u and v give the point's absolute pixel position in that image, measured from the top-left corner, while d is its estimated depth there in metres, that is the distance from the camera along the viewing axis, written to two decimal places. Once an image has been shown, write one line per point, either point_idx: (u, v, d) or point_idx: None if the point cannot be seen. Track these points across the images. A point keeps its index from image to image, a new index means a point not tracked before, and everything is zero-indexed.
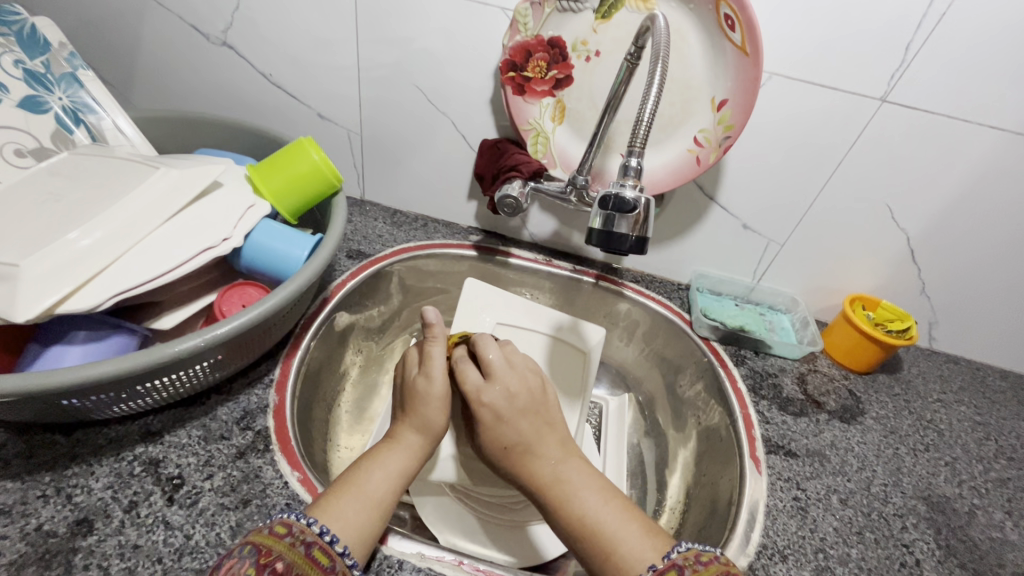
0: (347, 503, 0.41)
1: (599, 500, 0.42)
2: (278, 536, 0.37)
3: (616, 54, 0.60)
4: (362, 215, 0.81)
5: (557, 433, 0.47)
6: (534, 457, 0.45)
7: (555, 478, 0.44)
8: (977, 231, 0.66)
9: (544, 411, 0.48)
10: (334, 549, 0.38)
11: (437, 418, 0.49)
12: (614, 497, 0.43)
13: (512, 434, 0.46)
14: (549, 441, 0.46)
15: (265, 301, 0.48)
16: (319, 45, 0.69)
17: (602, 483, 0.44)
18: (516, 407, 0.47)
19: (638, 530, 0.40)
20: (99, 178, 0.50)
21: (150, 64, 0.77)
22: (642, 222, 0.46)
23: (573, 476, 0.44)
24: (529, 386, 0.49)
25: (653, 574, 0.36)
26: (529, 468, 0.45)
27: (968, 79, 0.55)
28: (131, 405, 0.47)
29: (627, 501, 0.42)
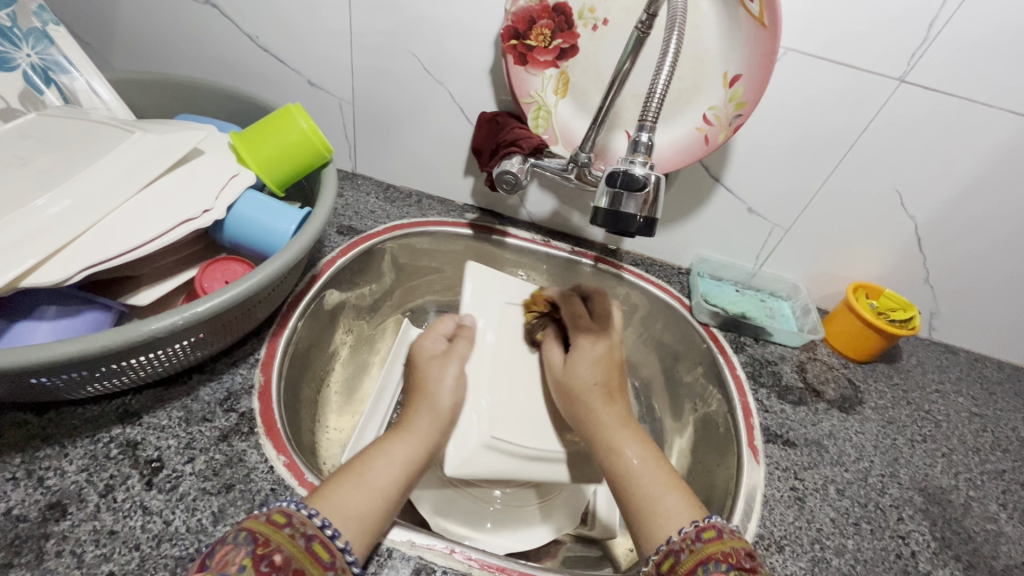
0: (357, 494, 0.40)
1: (649, 457, 0.47)
2: (277, 526, 0.35)
3: (625, 23, 0.57)
4: (354, 189, 0.78)
5: (623, 399, 0.54)
6: (607, 401, 0.52)
7: (619, 425, 0.50)
8: (987, 220, 0.64)
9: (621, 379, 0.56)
10: (334, 544, 0.36)
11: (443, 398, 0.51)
12: (659, 458, 0.47)
13: (587, 378, 0.54)
14: (619, 396, 0.54)
15: (249, 278, 0.45)
16: (309, 8, 0.65)
17: (652, 450, 0.48)
18: (600, 357, 0.56)
19: (679, 499, 0.43)
20: (70, 142, 0.47)
21: (128, 21, 0.72)
22: (650, 202, 0.44)
23: (630, 432, 0.50)
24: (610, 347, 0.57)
25: (689, 532, 0.39)
26: (597, 412, 0.52)
27: (991, 61, 0.53)
28: (106, 384, 0.45)
29: (667, 466, 0.47)
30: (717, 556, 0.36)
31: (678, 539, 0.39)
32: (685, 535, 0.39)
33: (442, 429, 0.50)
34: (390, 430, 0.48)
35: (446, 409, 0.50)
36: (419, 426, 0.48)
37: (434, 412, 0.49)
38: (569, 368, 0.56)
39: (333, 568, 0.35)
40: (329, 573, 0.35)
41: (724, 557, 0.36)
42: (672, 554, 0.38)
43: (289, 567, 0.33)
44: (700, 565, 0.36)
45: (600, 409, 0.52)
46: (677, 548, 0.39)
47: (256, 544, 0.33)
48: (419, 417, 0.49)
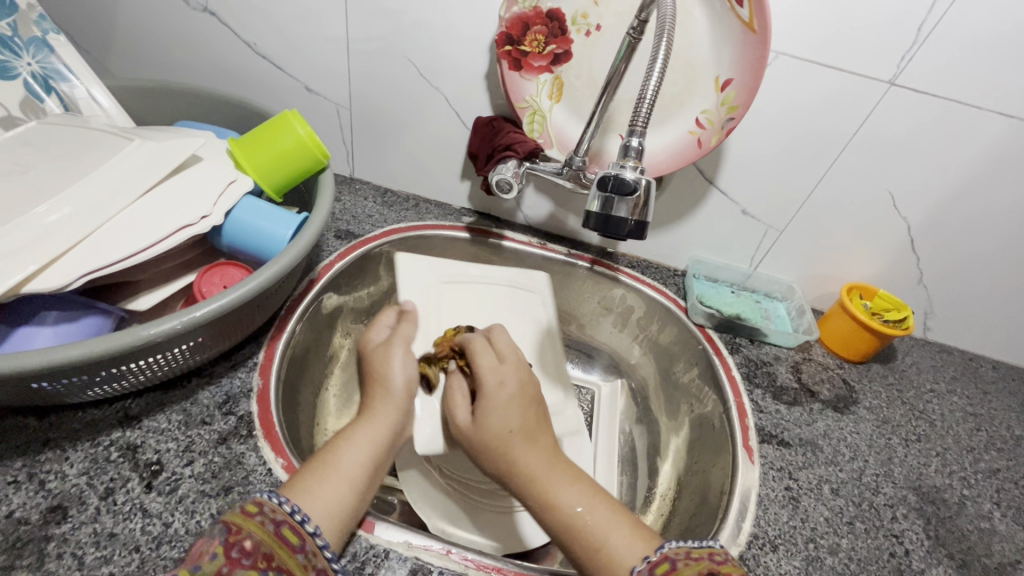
0: (326, 483, 0.40)
1: (589, 495, 0.41)
2: (248, 514, 0.35)
3: (618, 28, 0.58)
4: (352, 193, 0.78)
5: (548, 437, 0.46)
6: (529, 447, 0.44)
7: (548, 467, 0.42)
8: (979, 220, 0.65)
9: (541, 417, 0.47)
10: (304, 529, 0.36)
11: (397, 380, 0.51)
12: (596, 494, 0.41)
13: (502, 427, 0.45)
14: (541, 430, 0.46)
15: (247, 283, 0.46)
16: (306, 15, 0.65)
17: (590, 487, 0.42)
18: (510, 402, 0.47)
19: (626, 535, 0.38)
20: (70, 149, 0.47)
21: (127, 29, 0.73)
22: (641, 206, 0.45)
23: (563, 471, 0.42)
24: (524, 388, 0.49)
25: (643, 571, 0.35)
26: (520, 460, 0.43)
27: (980, 64, 0.53)
28: (106, 388, 0.45)
29: (609, 501, 0.41)
30: None
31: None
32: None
33: (403, 413, 0.50)
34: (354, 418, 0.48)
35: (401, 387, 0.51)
36: (381, 412, 0.48)
37: (389, 396, 0.50)
38: (480, 424, 0.46)
39: (304, 551, 0.35)
40: (299, 557, 0.35)
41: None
42: None
43: (262, 552, 0.33)
44: None
45: (523, 455, 0.43)
46: None
47: (227, 534, 0.33)
48: (379, 402, 0.49)
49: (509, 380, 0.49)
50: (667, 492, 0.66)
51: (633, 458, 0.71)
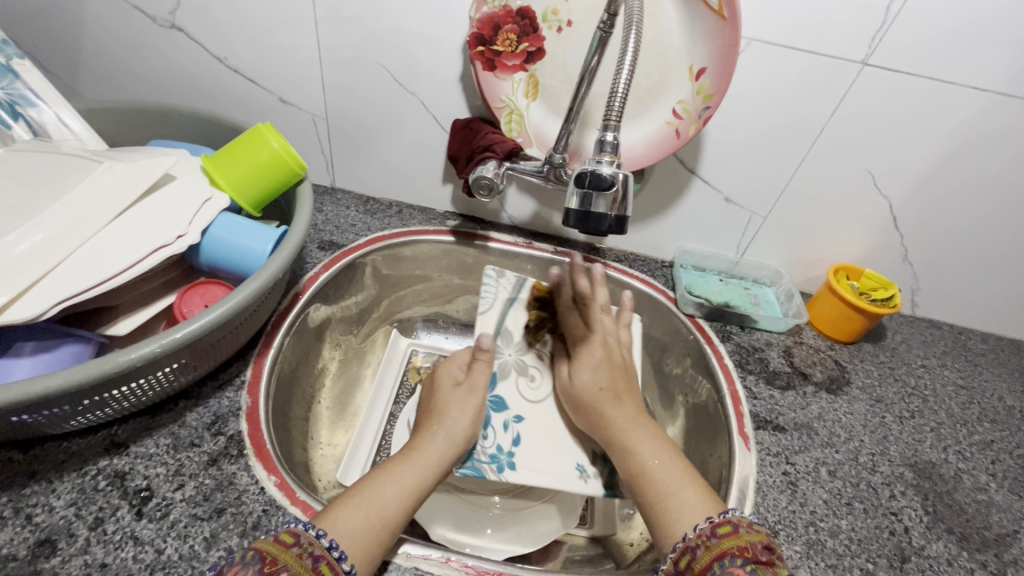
0: (361, 516, 0.41)
1: (666, 453, 0.50)
2: (285, 545, 0.36)
3: (588, 23, 0.57)
4: (334, 203, 0.78)
5: (633, 398, 0.58)
6: (615, 402, 0.56)
7: (632, 426, 0.53)
8: (959, 194, 0.65)
9: (627, 377, 0.60)
10: (339, 565, 0.36)
11: (459, 428, 0.54)
12: (676, 457, 0.49)
13: (592, 386, 0.59)
14: (627, 394, 0.57)
15: (227, 302, 0.45)
16: (276, 25, 0.65)
17: (665, 445, 0.51)
18: (599, 361, 0.61)
19: (693, 495, 0.45)
20: (37, 174, 0.46)
21: (94, 49, 0.72)
22: (620, 200, 0.45)
23: (646, 431, 0.52)
24: (619, 363, 0.61)
25: (706, 530, 0.40)
26: (608, 413, 0.56)
27: (951, 39, 0.53)
28: (91, 417, 0.44)
29: (687, 464, 0.49)
30: (732, 552, 0.37)
31: (694, 536, 0.40)
32: (701, 532, 0.40)
33: (451, 461, 0.52)
34: (401, 453, 0.49)
35: (460, 442, 0.53)
36: (431, 454, 0.50)
37: (435, 439, 0.52)
38: (575, 388, 0.61)
39: None
40: None
41: (739, 550, 0.37)
42: (688, 550, 0.39)
43: None
44: (717, 560, 0.37)
45: (609, 410, 0.56)
46: (692, 544, 0.39)
47: (263, 563, 0.34)
48: (427, 443, 0.51)
49: (597, 355, 0.61)
50: None
51: None
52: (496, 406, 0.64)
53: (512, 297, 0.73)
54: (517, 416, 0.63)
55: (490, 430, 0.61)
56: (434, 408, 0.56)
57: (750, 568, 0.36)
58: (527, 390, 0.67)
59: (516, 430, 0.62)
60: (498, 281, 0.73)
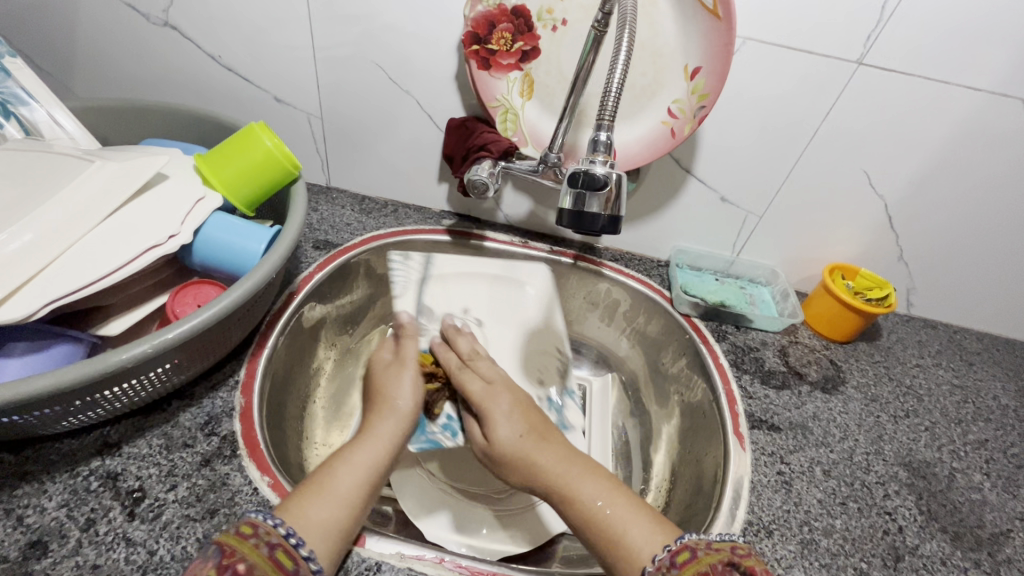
0: (322, 506, 0.40)
1: (610, 488, 0.45)
2: (243, 537, 0.35)
3: (584, 22, 0.57)
4: (329, 203, 0.77)
5: (555, 434, 0.52)
6: (540, 443, 0.50)
7: (567, 468, 0.47)
8: (954, 194, 0.65)
9: (539, 414, 0.54)
10: (298, 553, 0.36)
11: (404, 403, 0.53)
12: (618, 490, 0.45)
13: (512, 434, 0.51)
14: (550, 435, 0.51)
15: (218, 301, 0.44)
16: (270, 24, 0.64)
17: (608, 482, 0.46)
18: (511, 409, 0.53)
19: (646, 526, 0.42)
20: (29, 173, 0.46)
21: (87, 46, 0.72)
22: (613, 200, 0.44)
23: (580, 468, 0.47)
24: (534, 406, 0.55)
25: (663, 558, 0.37)
26: (533, 458, 0.49)
27: (946, 39, 0.53)
28: (83, 418, 0.44)
29: (631, 493, 0.45)
30: None
31: (654, 569, 0.37)
32: (661, 562, 0.37)
33: (404, 432, 0.52)
34: (354, 436, 0.49)
35: (407, 410, 0.53)
36: (381, 431, 0.50)
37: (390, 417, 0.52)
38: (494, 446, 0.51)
39: None
40: None
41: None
42: None
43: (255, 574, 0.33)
44: None
45: (539, 455, 0.49)
46: None
47: (221, 556, 0.33)
48: (382, 422, 0.51)
49: (506, 401, 0.54)
50: (662, 483, 0.66)
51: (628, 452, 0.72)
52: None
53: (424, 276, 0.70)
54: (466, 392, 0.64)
55: (442, 404, 0.62)
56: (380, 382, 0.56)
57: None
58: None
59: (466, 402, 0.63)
60: (406, 265, 0.69)
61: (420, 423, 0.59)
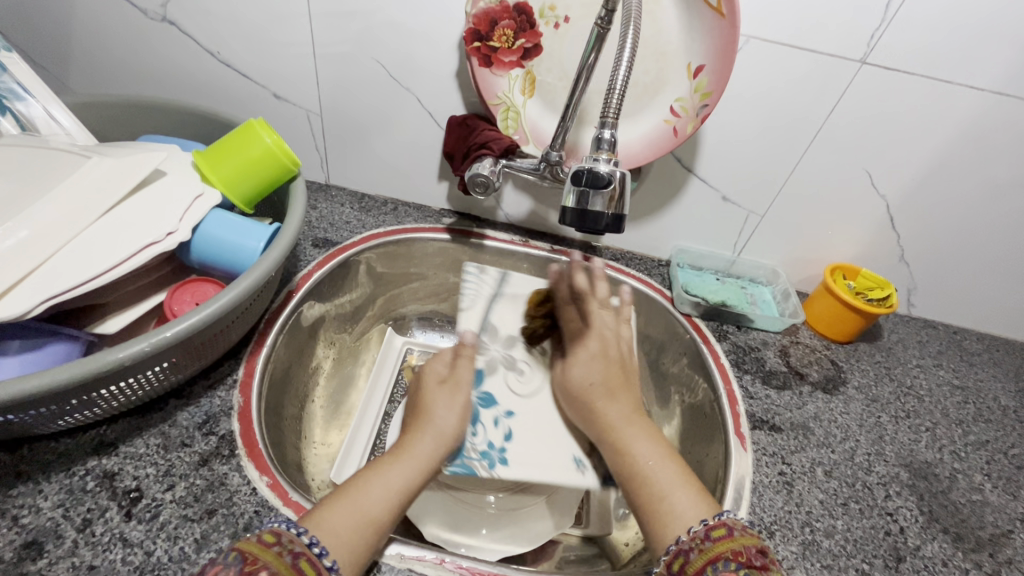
0: (345, 517, 0.40)
1: (662, 454, 0.49)
2: (266, 545, 0.35)
3: (586, 20, 0.57)
4: (328, 200, 0.77)
5: (628, 393, 0.57)
6: (610, 399, 0.56)
7: (626, 425, 0.53)
8: (957, 194, 0.65)
9: (623, 372, 0.59)
10: (320, 562, 0.36)
11: (447, 424, 0.54)
12: (670, 456, 0.49)
13: (587, 382, 0.58)
14: (624, 390, 0.57)
15: (218, 299, 0.44)
16: (268, 20, 0.64)
17: (662, 450, 0.50)
18: (597, 355, 0.60)
19: (690, 497, 0.45)
20: (24, 169, 0.45)
21: (83, 41, 0.71)
22: (617, 198, 0.44)
23: (638, 429, 0.53)
24: (620, 356, 0.61)
25: (701, 532, 0.40)
26: (602, 411, 0.55)
27: (949, 38, 0.53)
28: (79, 417, 0.44)
29: (679, 462, 0.49)
30: (727, 556, 0.37)
31: (689, 539, 0.40)
32: (696, 534, 0.40)
33: (443, 454, 0.52)
34: (390, 452, 0.49)
35: (449, 434, 0.53)
36: (420, 451, 0.50)
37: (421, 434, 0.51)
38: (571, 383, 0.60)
39: None
40: None
41: (733, 554, 0.37)
42: (682, 553, 0.39)
43: None
44: (711, 564, 0.38)
45: (607, 410, 0.55)
46: (686, 547, 0.40)
47: (244, 563, 0.34)
48: (415, 442, 0.50)
49: (593, 347, 0.60)
50: None
51: None
52: (485, 403, 0.61)
53: (495, 292, 0.71)
54: (507, 410, 0.61)
55: (480, 426, 0.59)
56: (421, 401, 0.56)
57: (744, 572, 0.36)
58: (516, 385, 0.64)
59: (507, 425, 0.60)
60: (479, 278, 0.71)
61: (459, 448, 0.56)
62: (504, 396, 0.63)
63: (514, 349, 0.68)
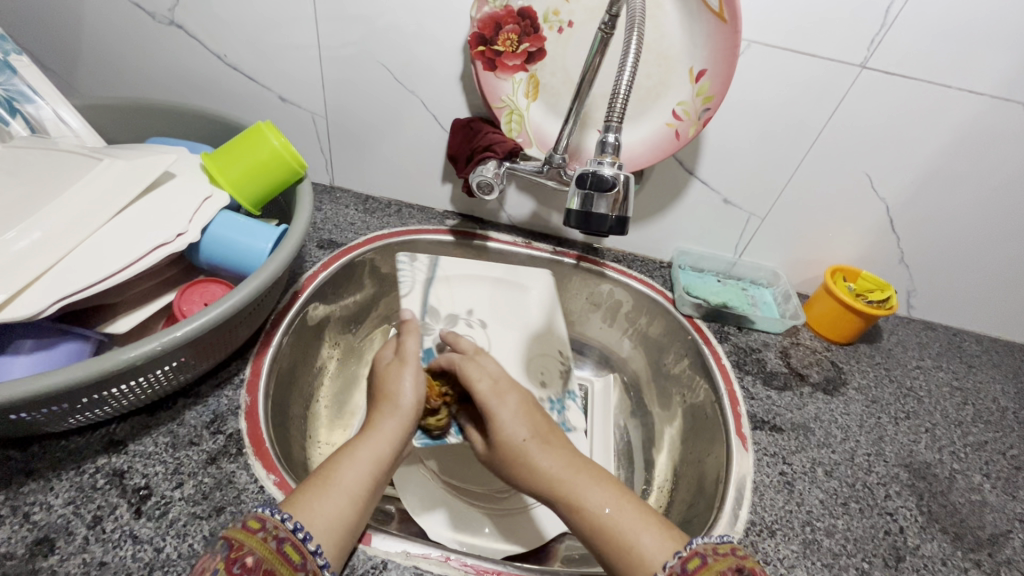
0: (325, 499, 0.41)
1: (615, 497, 0.44)
2: (251, 531, 0.36)
3: (590, 24, 0.58)
4: (333, 202, 0.77)
5: (561, 438, 0.52)
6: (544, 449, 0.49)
7: (571, 473, 0.47)
8: (956, 197, 0.65)
9: (549, 422, 0.53)
10: (304, 546, 0.36)
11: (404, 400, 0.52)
12: (625, 496, 0.45)
13: (518, 435, 0.51)
14: (554, 438, 0.51)
15: (226, 299, 0.45)
16: (275, 24, 0.64)
17: (615, 490, 0.45)
18: (517, 408, 0.53)
19: (654, 537, 0.41)
20: (36, 171, 0.46)
21: (92, 45, 0.72)
22: (621, 201, 0.45)
23: (583, 477, 0.46)
24: (535, 408, 0.54)
25: (675, 565, 0.38)
26: (542, 469, 0.48)
27: (947, 44, 0.54)
28: (89, 415, 0.44)
29: (637, 500, 0.44)
30: None
31: (665, 574, 0.37)
32: (672, 569, 0.37)
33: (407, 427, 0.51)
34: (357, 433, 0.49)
35: (409, 407, 0.52)
36: (385, 428, 0.50)
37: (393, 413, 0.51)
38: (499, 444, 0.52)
39: (305, 570, 0.35)
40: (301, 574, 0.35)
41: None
42: None
43: (260, 569, 0.34)
44: None
45: (546, 467, 0.48)
46: None
47: (231, 550, 0.34)
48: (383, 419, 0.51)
49: (512, 401, 0.54)
50: (664, 484, 0.66)
51: (630, 451, 0.72)
52: None
53: (429, 277, 0.71)
54: None
55: None
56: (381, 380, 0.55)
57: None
58: None
59: None
60: (412, 266, 0.71)
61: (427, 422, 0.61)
62: None
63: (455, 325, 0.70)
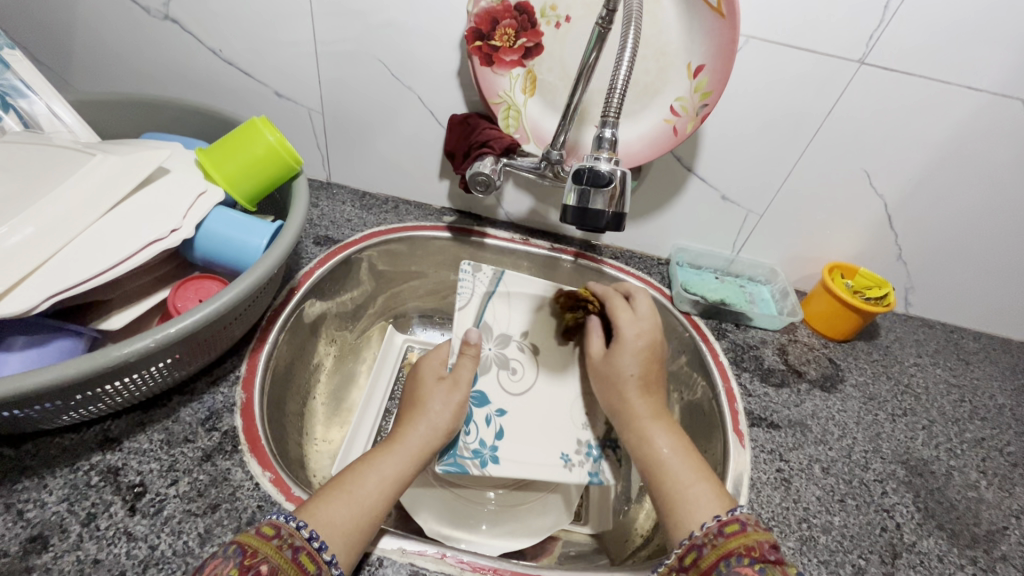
0: (342, 510, 0.40)
1: (680, 449, 0.49)
2: (266, 538, 0.36)
3: (587, 20, 0.57)
4: (330, 198, 0.77)
5: (659, 391, 0.56)
6: (642, 393, 0.54)
7: (653, 418, 0.52)
8: (955, 194, 0.65)
9: (658, 369, 0.57)
10: (321, 557, 0.37)
11: (442, 420, 0.52)
12: (689, 452, 0.49)
13: (627, 370, 0.56)
14: (655, 387, 0.56)
15: (222, 296, 0.44)
16: (271, 18, 0.64)
17: (682, 444, 0.50)
18: (642, 348, 0.57)
19: (707, 490, 0.45)
20: (28, 166, 0.46)
21: (86, 39, 0.71)
22: (618, 197, 0.45)
23: (664, 423, 0.52)
24: (657, 345, 0.58)
25: (712, 527, 0.40)
26: (631, 402, 0.54)
27: (947, 40, 0.54)
28: (83, 413, 0.44)
29: (699, 462, 0.48)
30: (739, 549, 0.38)
31: (700, 534, 0.40)
32: (708, 530, 0.40)
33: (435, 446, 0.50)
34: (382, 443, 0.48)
35: (442, 428, 0.51)
36: (412, 441, 0.48)
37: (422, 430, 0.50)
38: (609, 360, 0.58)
39: None
40: None
41: (746, 549, 0.37)
42: (694, 548, 0.40)
43: None
44: (722, 559, 0.38)
45: (636, 402, 0.54)
46: (699, 542, 0.40)
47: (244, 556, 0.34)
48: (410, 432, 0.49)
49: (640, 330, 0.58)
50: None
51: None
52: (477, 401, 0.61)
53: (490, 291, 0.67)
54: (499, 410, 0.61)
55: (473, 425, 0.58)
56: (420, 392, 0.54)
57: (759, 567, 0.36)
58: (509, 385, 0.64)
59: (499, 423, 0.60)
60: (474, 277, 0.68)
61: (452, 444, 0.55)
62: (497, 397, 0.62)
63: (508, 348, 0.66)
